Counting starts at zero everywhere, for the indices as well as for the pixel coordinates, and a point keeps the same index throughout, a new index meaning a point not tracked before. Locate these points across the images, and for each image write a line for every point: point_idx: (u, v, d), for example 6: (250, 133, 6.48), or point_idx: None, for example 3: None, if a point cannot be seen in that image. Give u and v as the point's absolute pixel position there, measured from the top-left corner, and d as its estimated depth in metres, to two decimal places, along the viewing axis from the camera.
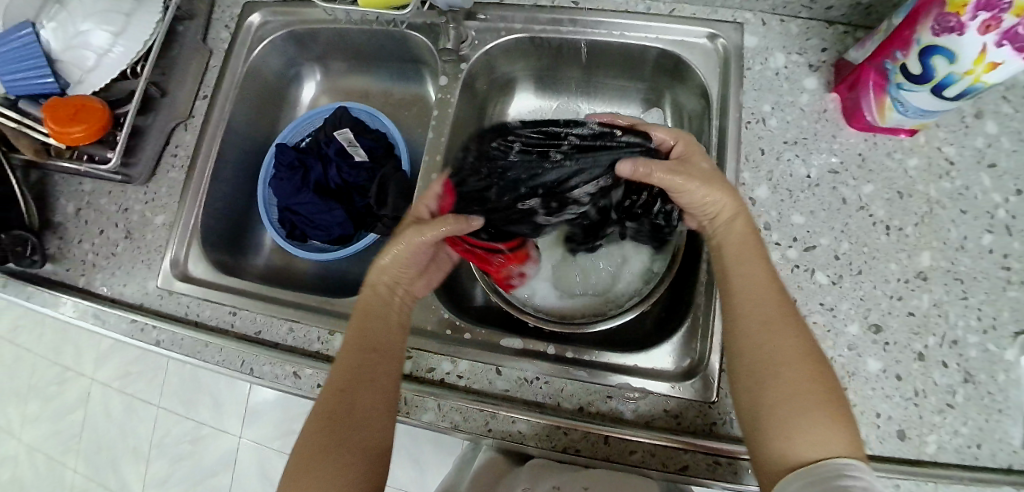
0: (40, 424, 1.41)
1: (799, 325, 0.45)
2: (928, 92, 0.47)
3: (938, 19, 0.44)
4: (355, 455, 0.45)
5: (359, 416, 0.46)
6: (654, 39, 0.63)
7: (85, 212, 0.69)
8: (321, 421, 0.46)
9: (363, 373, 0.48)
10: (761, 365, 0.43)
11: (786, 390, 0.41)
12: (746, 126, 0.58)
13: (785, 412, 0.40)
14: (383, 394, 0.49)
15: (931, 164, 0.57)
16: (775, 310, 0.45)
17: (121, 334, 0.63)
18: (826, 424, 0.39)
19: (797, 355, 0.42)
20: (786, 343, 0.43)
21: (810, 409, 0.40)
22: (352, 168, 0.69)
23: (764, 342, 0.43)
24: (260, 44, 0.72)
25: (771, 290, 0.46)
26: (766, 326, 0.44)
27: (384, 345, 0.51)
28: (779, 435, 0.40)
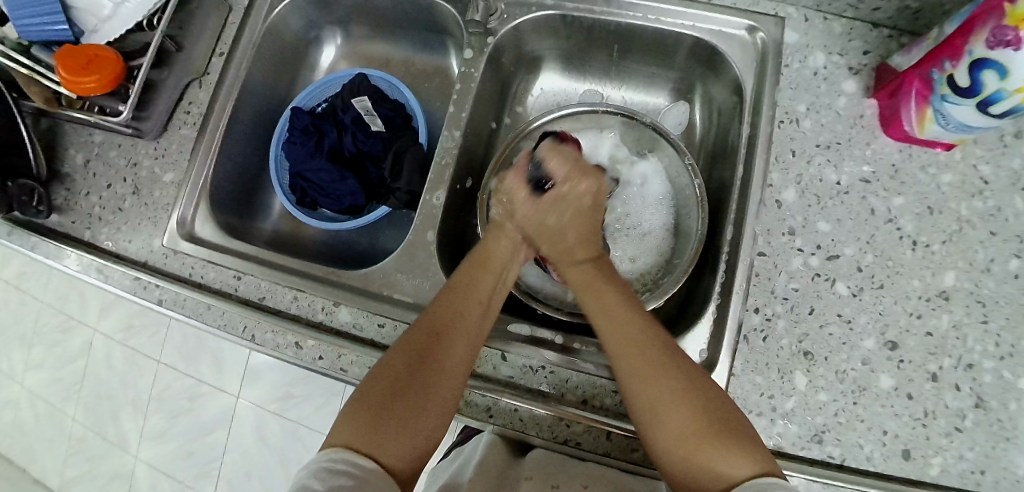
0: (41, 370, 1.42)
1: (670, 352, 0.45)
2: (975, 106, 0.45)
3: (993, 31, 0.41)
4: (433, 401, 0.44)
5: (450, 365, 0.46)
6: (692, 26, 0.60)
7: (94, 164, 0.68)
8: (405, 363, 0.45)
9: (462, 324, 0.49)
10: (648, 405, 0.43)
11: (678, 425, 0.41)
12: (778, 126, 0.56)
13: (690, 443, 0.41)
14: (451, 367, 0.46)
15: (965, 181, 0.55)
16: (630, 343, 0.45)
17: (123, 291, 0.62)
18: (729, 447, 0.39)
19: (676, 388, 0.43)
20: (660, 378, 0.43)
21: (712, 435, 0.40)
22: (368, 137, 0.67)
23: (635, 382, 0.44)
24: (280, 3, 0.69)
25: (635, 322, 0.47)
26: (642, 362, 0.44)
27: (450, 317, 0.49)
28: (693, 463, 0.40)
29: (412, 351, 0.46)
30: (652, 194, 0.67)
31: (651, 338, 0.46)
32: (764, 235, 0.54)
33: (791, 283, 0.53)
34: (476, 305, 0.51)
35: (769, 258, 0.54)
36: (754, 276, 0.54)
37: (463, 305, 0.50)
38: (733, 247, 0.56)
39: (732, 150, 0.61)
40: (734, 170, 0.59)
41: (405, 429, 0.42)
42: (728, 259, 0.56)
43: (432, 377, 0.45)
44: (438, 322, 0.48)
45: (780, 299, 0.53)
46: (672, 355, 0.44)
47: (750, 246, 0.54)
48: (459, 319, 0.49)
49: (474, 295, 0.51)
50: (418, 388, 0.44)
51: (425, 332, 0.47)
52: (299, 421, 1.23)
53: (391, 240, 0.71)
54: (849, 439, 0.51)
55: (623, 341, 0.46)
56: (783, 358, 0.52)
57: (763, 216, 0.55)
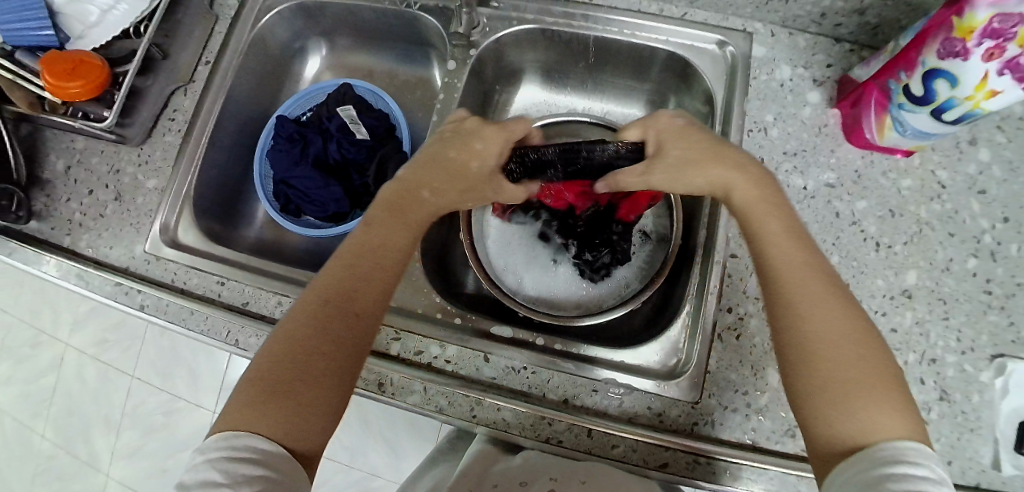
0: (10, 385, 1.38)
1: (848, 298, 0.42)
2: (929, 114, 0.48)
3: (943, 44, 0.44)
4: (332, 367, 0.41)
5: (342, 333, 0.42)
6: (665, 40, 0.63)
7: (76, 170, 0.67)
8: (310, 321, 0.42)
9: (355, 285, 0.44)
10: (821, 342, 0.40)
11: (847, 369, 0.39)
12: (748, 134, 0.59)
13: (844, 392, 0.38)
14: (363, 333, 0.44)
15: (924, 186, 0.58)
16: (819, 284, 0.42)
17: (103, 296, 0.61)
18: (889, 406, 0.37)
19: (857, 332, 0.40)
20: (847, 319, 0.41)
21: (875, 393, 0.38)
22: (353, 144, 0.68)
23: (828, 312, 0.41)
24: (267, 14, 0.71)
25: (818, 269, 0.43)
26: (826, 299, 0.41)
27: (365, 275, 0.45)
28: (835, 414, 0.38)
29: (311, 318, 0.42)
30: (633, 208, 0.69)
31: (830, 278, 0.43)
32: (736, 238, 0.57)
33: None
34: (379, 257, 0.46)
35: (741, 259, 0.56)
36: (726, 277, 0.56)
37: (363, 265, 0.45)
38: (707, 250, 0.58)
39: None
40: None
41: (300, 408, 0.39)
42: (702, 262, 0.58)
43: (329, 347, 0.41)
44: (338, 285, 0.44)
45: (752, 299, 0.55)
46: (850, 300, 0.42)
47: (723, 248, 0.56)
48: (356, 281, 0.44)
49: (372, 248, 0.47)
50: (312, 361, 0.40)
51: (329, 297, 0.43)
52: None
53: None
54: None
55: (813, 280, 0.42)
56: (757, 355, 0.54)
57: (735, 218, 0.57)
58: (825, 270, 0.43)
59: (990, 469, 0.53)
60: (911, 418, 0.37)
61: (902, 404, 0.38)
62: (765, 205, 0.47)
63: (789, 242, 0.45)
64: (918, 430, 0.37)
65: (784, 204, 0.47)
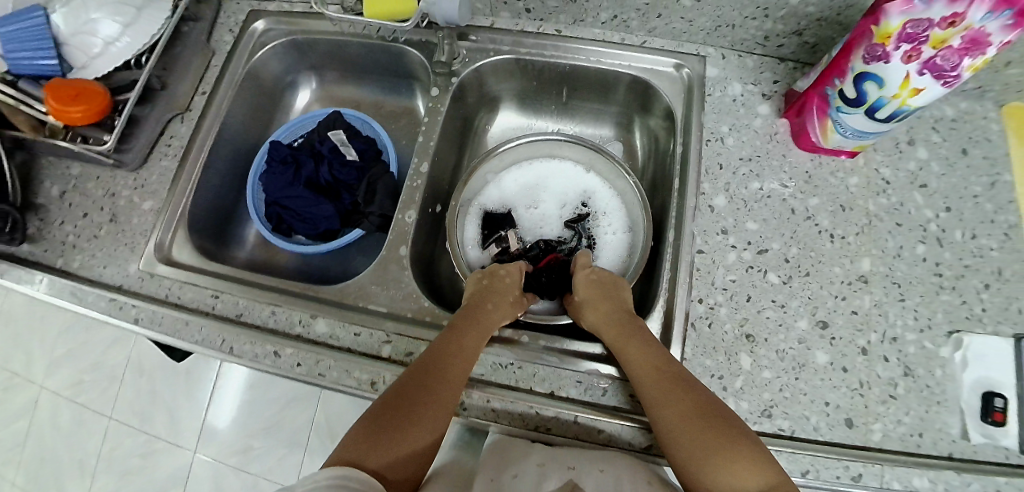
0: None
1: (689, 382, 0.51)
2: (863, 113, 0.55)
3: (867, 50, 0.52)
4: (425, 429, 0.48)
5: (436, 405, 0.49)
6: (628, 65, 0.70)
7: (70, 195, 0.70)
8: (396, 396, 0.49)
9: (454, 367, 0.52)
10: (670, 426, 0.48)
11: (696, 437, 0.46)
12: (707, 144, 0.65)
13: (708, 460, 0.45)
14: (442, 403, 0.50)
15: (869, 182, 0.65)
16: (655, 376, 0.51)
17: (96, 312, 0.62)
18: (741, 467, 0.44)
19: (699, 403, 0.48)
20: (684, 394, 0.49)
21: (722, 449, 0.45)
22: (343, 165, 0.72)
23: (660, 404, 0.49)
24: (262, 48, 0.76)
25: (661, 362, 0.52)
26: (663, 388, 0.50)
27: (452, 361, 0.53)
28: (703, 473, 0.45)
29: (404, 388, 0.50)
30: (610, 220, 0.75)
31: (665, 367, 0.52)
32: (701, 235, 0.61)
33: (728, 275, 0.60)
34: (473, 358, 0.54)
35: (707, 255, 0.61)
36: (694, 271, 0.60)
37: (452, 350, 0.54)
38: (676, 249, 0.62)
39: (670, 167, 0.69)
40: (672, 184, 0.67)
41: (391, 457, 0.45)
42: (673, 259, 0.62)
43: (413, 413, 0.48)
44: (427, 364, 0.52)
45: (720, 290, 0.60)
46: (694, 386, 0.50)
47: (690, 245, 0.61)
48: (447, 366, 0.52)
49: (468, 338, 0.55)
50: (406, 424, 0.47)
51: (417, 373, 0.51)
52: (262, 474, 1.18)
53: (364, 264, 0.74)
54: (796, 412, 0.57)
55: (654, 379, 0.51)
56: (728, 341, 0.58)
57: (698, 219, 0.62)
58: (667, 362, 0.52)
59: (960, 439, 0.57)
60: (760, 468, 0.44)
61: (752, 458, 0.44)
62: (623, 332, 0.56)
63: (641, 345, 0.54)
64: (772, 476, 0.43)
65: (638, 324, 0.57)
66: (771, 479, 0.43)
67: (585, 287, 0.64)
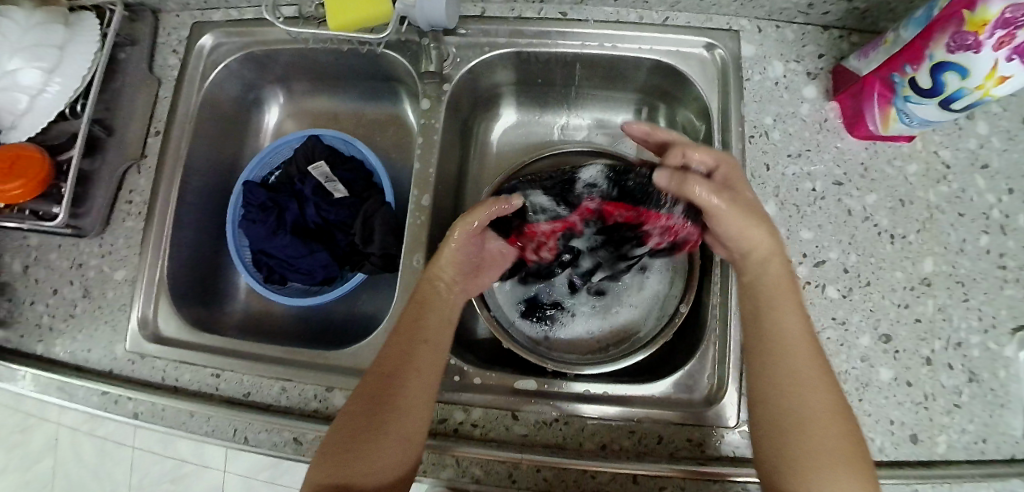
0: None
1: (827, 372, 0.44)
2: (936, 105, 0.47)
3: (952, 37, 0.42)
4: (396, 433, 0.44)
5: (404, 406, 0.45)
6: (649, 49, 0.60)
7: (34, 269, 0.62)
8: (364, 400, 0.46)
9: (411, 364, 0.47)
10: (811, 429, 0.42)
11: (834, 441, 0.42)
12: (749, 141, 0.57)
13: (833, 463, 0.41)
14: (408, 405, 0.46)
15: (929, 168, 0.57)
16: (809, 351, 0.44)
17: (91, 407, 0.56)
18: (854, 472, 0.41)
19: (836, 402, 0.43)
20: (823, 386, 0.43)
21: (839, 456, 0.41)
22: (332, 204, 0.62)
23: (800, 387, 0.43)
24: (212, 70, 0.65)
25: (812, 347, 0.45)
26: (802, 376, 0.44)
27: (409, 355, 0.48)
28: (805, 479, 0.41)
29: (369, 392, 0.46)
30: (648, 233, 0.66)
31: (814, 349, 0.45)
32: None
33: None
34: (427, 347, 0.48)
35: None
36: None
37: (415, 341, 0.48)
38: (723, 268, 0.56)
39: None
40: None
41: (368, 469, 0.43)
42: (721, 277, 0.56)
43: (382, 417, 0.45)
44: (386, 364, 0.47)
45: None
46: (828, 378, 0.44)
47: None
48: (411, 361, 0.47)
49: (425, 327, 0.49)
50: (371, 435, 0.44)
51: (380, 375, 0.47)
52: None
53: (374, 304, 0.67)
54: (861, 435, 0.53)
55: (805, 360, 0.44)
56: None
57: None
58: (811, 341, 0.45)
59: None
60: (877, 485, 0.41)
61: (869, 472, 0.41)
62: (779, 289, 0.47)
63: (793, 320, 0.45)
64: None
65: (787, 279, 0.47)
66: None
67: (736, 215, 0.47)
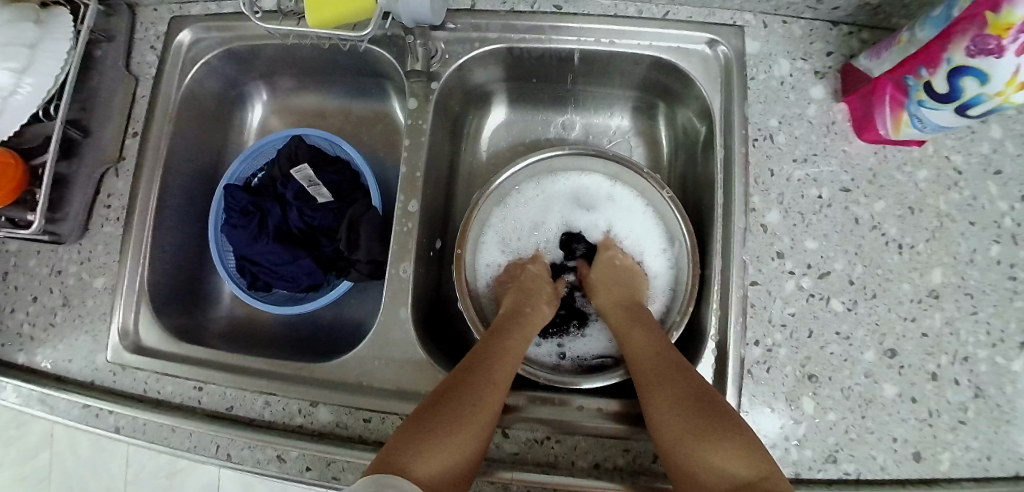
0: None
1: (685, 368, 0.46)
2: (953, 111, 0.44)
3: (973, 40, 0.39)
4: (468, 425, 0.42)
5: (488, 396, 0.44)
6: (648, 45, 0.57)
7: (12, 277, 0.60)
8: (444, 387, 0.45)
9: (498, 361, 0.48)
10: (665, 414, 0.43)
11: (680, 422, 0.42)
12: (753, 145, 0.54)
13: (692, 436, 0.41)
14: (491, 399, 0.44)
15: (940, 174, 0.54)
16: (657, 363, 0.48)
17: (72, 421, 0.55)
18: (734, 444, 0.39)
19: (687, 389, 0.44)
20: (673, 378, 0.45)
21: (707, 426, 0.41)
22: (316, 209, 0.60)
23: (653, 385, 0.46)
24: (194, 67, 0.62)
25: (669, 356, 0.48)
26: (660, 373, 0.46)
27: (489, 357, 0.48)
28: (696, 456, 0.40)
29: (451, 381, 0.45)
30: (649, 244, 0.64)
31: (671, 358, 0.48)
32: (754, 263, 0.52)
33: (787, 308, 0.52)
34: (512, 355, 0.50)
35: (762, 286, 0.52)
36: (748, 308, 0.52)
37: (500, 350, 0.50)
38: (723, 279, 0.54)
39: (706, 170, 0.58)
40: (712, 196, 0.57)
41: (444, 449, 0.39)
42: (721, 288, 0.54)
43: (460, 405, 0.43)
44: (473, 358, 0.48)
45: (778, 327, 0.52)
46: (689, 371, 0.46)
47: (740, 276, 0.52)
48: (492, 363, 0.47)
49: (512, 341, 0.51)
50: (450, 417, 0.42)
51: (461, 368, 0.47)
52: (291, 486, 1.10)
53: (363, 311, 0.65)
54: (862, 453, 0.51)
55: (651, 363, 0.48)
56: (788, 385, 0.51)
57: (750, 242, 0.53)
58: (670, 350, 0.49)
59: None
60: (758, 454, 0.39)
61: (749, 441, 0.39)
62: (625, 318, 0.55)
63: (637, 333, 0.52)
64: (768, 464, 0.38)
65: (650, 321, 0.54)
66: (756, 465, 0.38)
67: (604, 267, 0.61)
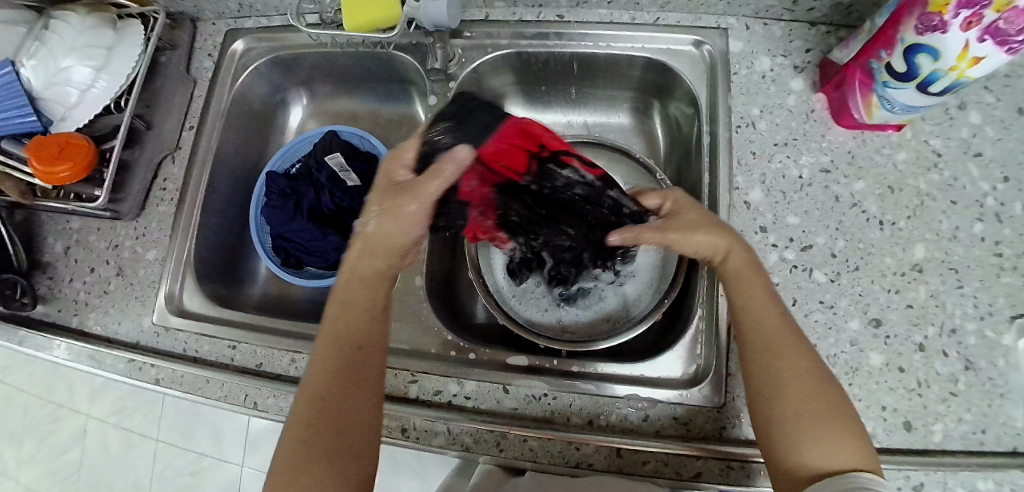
0: (21, 470, 1.25)
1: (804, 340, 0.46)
2: (914, 88, 0.48)
3: (920, 19, 0.44)
4: (363, 427, 0.44)
5: (363, 397, 0.45)
6: (641, 47, 0.63)
7: (74, 250, 0.68)
8: (314, 405, 0.44)
9: (362, 353, 0.47)
10: (790, 386, 0.44)
11: (801, 408, 0.43)
12: (737, 131, 0.59)
13: (804, 424, 0.42)
14: (365, 396, 0.45)
15: (919, 157, 0.58)
16: (788, 332, 0.46)
17: (118, 374, 0.61)
18: (844, 436, 0.41)
19: (816, 375, 0.44)
20: (801, 354, 0.45)
21: (830, 419, 0.42)
22: (345, 192, 0.67)
23: (774, 358, 0.45)
24: (244, 72, 0.71)
25: (783, 321, 0.46)
26: (765, 346, 0.45)
27: (358, 351, 0.46)
28: (800, 447, 0.42)
29: (315, 398, 0.44)
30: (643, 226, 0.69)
31: (795, 330, 0.46)
32: (739, 236, 0.57)
33: (772, 278, 0.56)
34: (373, 330, 0.48)
35: None
36: None
37: (354, 335, 0.47)
38: None
39: (697, 157, 0.64)
40: (703, 178, 0.62)
41: (334, 477, 0.42)
42: None
43: (342, 423, 0.44)
44: (332, 361, 0.46)
45: None
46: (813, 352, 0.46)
47: None
48: (361, 350, 0.46)
49: (365, 313, 0.48)
50: (337, 442, 0.43)
51: (323, 374, 0.45)
52: None
53: None
54: None
55: (780, 326, 0.46)
56: None
57: (737, 218, 0.57)
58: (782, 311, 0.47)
59: None
60: (862, 446, 0.41)
61: (858, 436, 0.42)
62: (750, 272, 0.49)
63: (768, 300, 0.47)
64: (871, 458, 0.41)
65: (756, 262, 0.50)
66: (861, 458, 0.41)
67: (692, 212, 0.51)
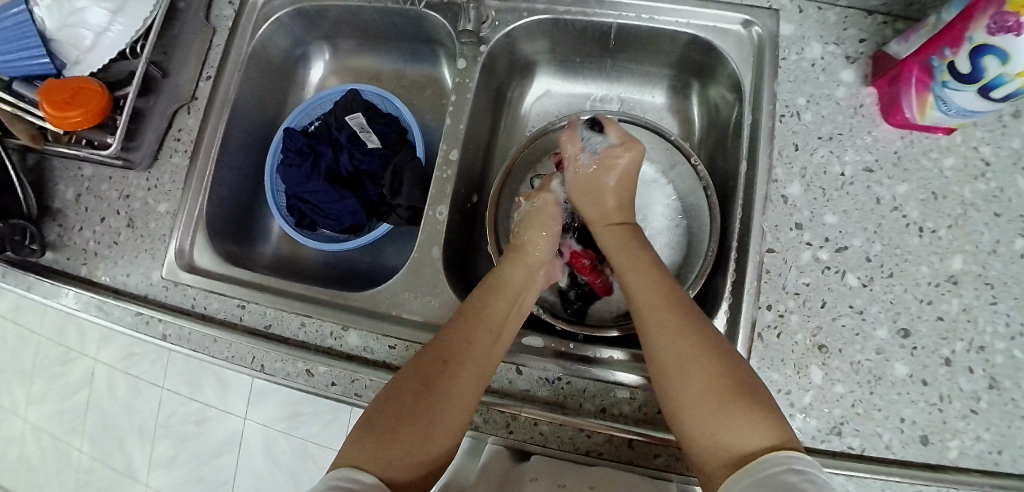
0: (29, 407, 1.27)
1: (696, 322, 0.47)
2: (975, 92, 0.45)
3: (994, 18, 0.40)
4: (447, 420, 0.45)
5: (459, 391, 0.46)
6: (685, 23, 0.60)
7: (85, 198, 0.67)
8: (414, 383, 0.46)
9: (475, 349, 0.49)
10: (686, 371, 0.44)
11: (706, 386, 0.43)
12: (780, 120, 0.56)
13: (714, 406, 0.42)
14: (463, 393, 0.46)
15: (967, 163, 0.55)
16: (674, 316, 0.47)
17: (126, 327, 0.61)
18: (755, 413, 0.40)
19: (705, 353, 0.44)
20: (681, 337, 0.46)
21: (734, 398, 0.41)
22: (365, 154, 0.65)
23: (664, 342, 0.46)
24: (265, 23, 0.68)
25: (671, 307, 0.48)
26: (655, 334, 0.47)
27: (466, 349, 0.48)
28: (712, 429, 0.41)
29: (418, 377, 0.46)
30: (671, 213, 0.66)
31: (681, 316, 0.48)
32: (771, 231, 0.54)
33: (802, 277, 0.53)
34: (491, 336, 0.50)
35: (778, 253, 0.54)
36: (764, 274, 0.54)
37: (476, 331, 0.50)
38: (741, 246, 0.56)
39: (734, 145, 0.61)
40: (738, 168, 0.59)
41: (404, 453, 0.42)
42: (739, 255, 0.56)
43: (429, 410, 0.45)
44: (444, 348, 0.48)
45: (791, 295, 0.53)
46: (697, 331, 0.46)
47: (758, 244, 0.54)
48: (472, 346, 0.49)
49: (489, 320, 0.51)
50: (418, 423, 0.44)
51: (433, 359, 0.48)
52: (309, 438, 1.11)
53: (397, 258, 0.69)
54: (868, 428, 0.51)
55: (656, 310, 0.48)
56: (797, 353, 0.52)
57: (771, 212, 0.55)
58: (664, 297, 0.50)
59: None
60: (779, 424, 0.39)
61: (768, 411, 0.40)
62: (623, 260, 0.54)
63: (650, 286, 0.50)
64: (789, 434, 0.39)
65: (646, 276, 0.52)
66: (777, 434, 0.39)
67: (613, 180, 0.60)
